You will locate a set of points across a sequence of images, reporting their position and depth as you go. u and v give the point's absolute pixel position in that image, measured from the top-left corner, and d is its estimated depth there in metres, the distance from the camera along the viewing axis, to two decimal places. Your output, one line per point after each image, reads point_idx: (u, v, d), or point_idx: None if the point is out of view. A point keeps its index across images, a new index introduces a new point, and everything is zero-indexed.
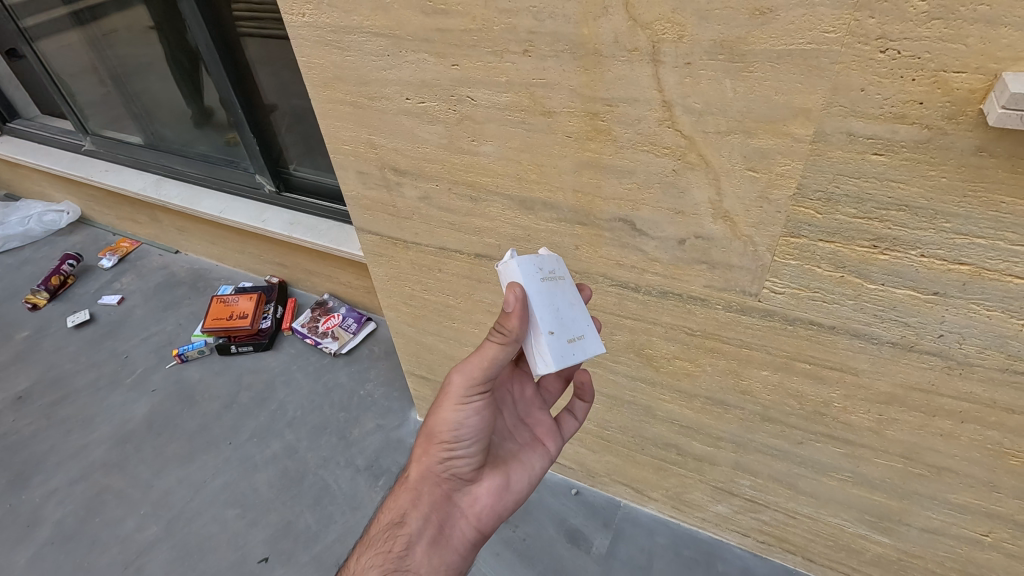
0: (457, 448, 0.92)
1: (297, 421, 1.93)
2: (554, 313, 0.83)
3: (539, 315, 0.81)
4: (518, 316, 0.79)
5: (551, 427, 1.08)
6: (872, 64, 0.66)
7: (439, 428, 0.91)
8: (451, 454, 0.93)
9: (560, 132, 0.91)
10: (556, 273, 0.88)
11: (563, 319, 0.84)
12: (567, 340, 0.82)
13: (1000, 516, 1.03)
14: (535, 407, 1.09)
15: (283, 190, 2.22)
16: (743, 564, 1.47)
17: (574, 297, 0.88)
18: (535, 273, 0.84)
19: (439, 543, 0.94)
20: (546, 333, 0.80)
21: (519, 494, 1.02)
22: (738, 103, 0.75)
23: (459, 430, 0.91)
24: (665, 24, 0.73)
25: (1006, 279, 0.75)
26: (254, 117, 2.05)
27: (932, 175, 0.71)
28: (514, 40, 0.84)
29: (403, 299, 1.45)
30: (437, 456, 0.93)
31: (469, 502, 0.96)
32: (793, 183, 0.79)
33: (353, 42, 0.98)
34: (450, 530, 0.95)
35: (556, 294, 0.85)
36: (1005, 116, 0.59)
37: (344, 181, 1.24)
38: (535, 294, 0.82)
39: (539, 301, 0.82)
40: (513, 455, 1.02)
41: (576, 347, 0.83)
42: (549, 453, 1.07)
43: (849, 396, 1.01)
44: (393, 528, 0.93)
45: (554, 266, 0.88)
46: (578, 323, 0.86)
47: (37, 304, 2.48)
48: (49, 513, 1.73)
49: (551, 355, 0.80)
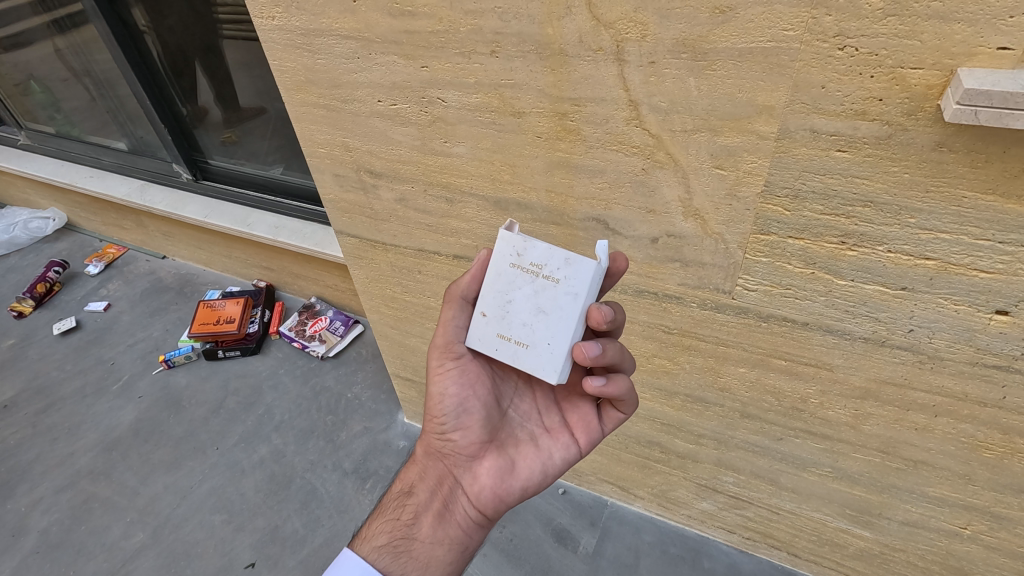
0: (447, 420, 0.91)
1: (284, 425, 1.93)
2: (501, 302, 0.82)
3: (484, 294, 0.84)
4: (464, 280, 0.85)
5: (583, 417, 0.93)
6: (831, 61, 0.66)
7: (429, 399, 0.92)
8: (445, 426, 0.91)
9: (530, 132, 0.91)
10: (544, 273, 0.79)
11: (508, 315, 0.82)
12: (497, 332, 0.83)
13: (977, 509, 1.03)
14: (571, 394, 0.95)
15: (200, 177, 2.37)
16: (729, 561, 1.47)
17: (546, 307, 0.79)
18: (507, 257, 0.81)
19: (442, 517, 0.91)
20: (479, 313, 0.85)
21: (531, 481, 0.92)
22: (703, 102, 0.75)
23: (444, 400, 0.90)
24: (628, 23, 0.73)
25: (972, 274, 0.76)
26: (164, 107, 2.18)
27: (895, 171, 0.71)
28: (480, 40, 0.84)
29: (384, 301, 1.45)
30: (433, 427, 0.93)
31: (471, 481, 0.92)
32: (760, 181, 0.79)
33: (323, 45, 0.97)
34: (454, 505, 0.92)
35: (520, 289, 0.81)
36: (960, 111, 0.59)
37: (322, 184, 1.24)
38: (491, 276, 0.83)
39: (490, 283, 0.83)
40: (527, 436, 0.93)
41: (503, 345, 0.83)
42: (577, 444, 0.93)
43: (824, 392, 1.01)
44: (404, 498, 0.95)
45: (543, 264, 0.79)
46: (526, 330, 0.81)
47: (23, 312, 2.47)
48: (34, 522, 1.72)
49: (473, 332, 0.86)
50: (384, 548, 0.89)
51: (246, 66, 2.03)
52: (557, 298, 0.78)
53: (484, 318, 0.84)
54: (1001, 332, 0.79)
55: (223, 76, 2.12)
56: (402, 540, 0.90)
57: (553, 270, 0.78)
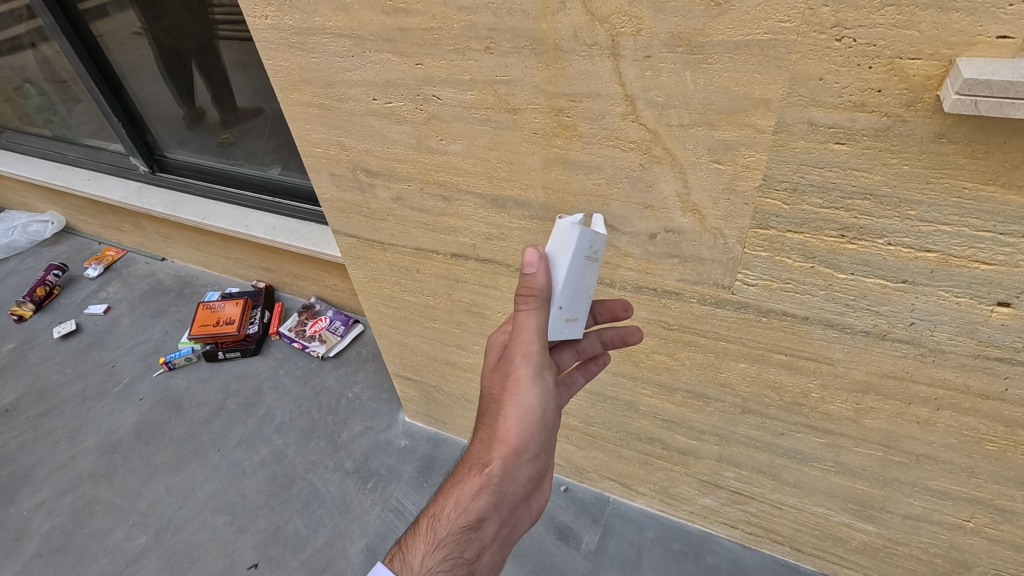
0: (543, 440, 0.87)
1: (285, 426, 1.93)
2: (573, 289, 0.82)
3: (561, 288, 0.79)
4: (542, 279, 0.78)
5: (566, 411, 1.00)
6: (828, 52, 0.65)
7: (530, 415, 0.84)
8: (541, 447, 0.87)
9: (526, 128, 0.90)
10: (598, 257, 0.84)
11: (575, 299, 0.83)
12: (565, 318, 0.83)
13: (980, 502, 1.03)
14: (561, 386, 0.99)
15: (157, 170, 2.46)
16: (732, 556, 1.47)
17: (595, 282, 0.86)
18: (583, 250, 0.79)
19: (505, 540, 0.88)
20: (556, 309, 0.80)
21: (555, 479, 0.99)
22: (699, 95, 0.75)
23: (547, 416, 0.86)
24: (623, 17, 0.72)
25: (973, 266, 0.75)
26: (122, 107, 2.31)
27: (894, 163, 0.70)
28: (475, 37, 0.83)
29: (383, 301, 1.45)
30: (529, 450, 0.85)
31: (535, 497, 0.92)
32: (758, 175, 0.79)
33: (316, 43, 0.97)
34: (516, 526, 0.90)
35: (585, 275, 0.83)
36: (959, 102, 0.59)
37: (318, 184, 1.24)
38: (570, 268, 0.79)
39: (570, 273, 0.79)
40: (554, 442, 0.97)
41: (568, 327, 0.84)
42: None
43: (825, 386, 1.00)
44: (471, 533, 0.82)
45: (598, 248, 0.83)
46: (584, 308, 0.86)
47: (23, 315, 2.47)
48: (37, 526, 1.72)
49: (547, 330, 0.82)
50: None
51: (243, 66, 2.02)
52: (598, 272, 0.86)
53: (561, 310, 0.81)
54: (1003, 324, 0.79)
55: (219, 78, 2.11)
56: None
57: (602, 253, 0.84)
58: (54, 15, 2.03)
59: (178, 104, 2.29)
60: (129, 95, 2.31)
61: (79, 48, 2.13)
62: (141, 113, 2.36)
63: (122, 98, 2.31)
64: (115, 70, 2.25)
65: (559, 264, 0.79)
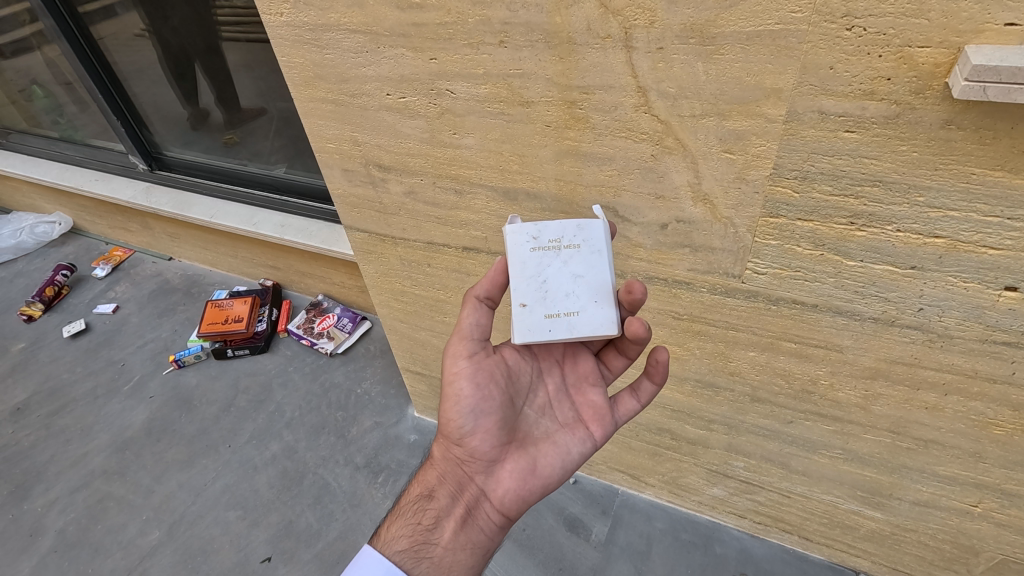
0: (463, 423, 0.89)
1: (295, 422, 1.94)
2: (537, 285, 0.86)
3: (516, 286, 0.86)
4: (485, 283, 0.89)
5: (599, 409, 0.94)
6: (839, 41, 0.67)
7: (446, 400, 0.91)
8: (463, 430, 0.90)
9: (539, 121, 0.92)
10: (564, 244, 0.87)
11: (550, 292, 0.86)
12: (540, 314, 0.85)
13: (987, 487, 1.04)
14: (586, 383, 0.96)
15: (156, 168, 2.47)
16: (740, 546, 1.48)
17: (581, 270, 0.87)
18: (527, 243, 0.87)
19: (467, 523, 0.91)
20: (518, 305, 0.85)
21: (552, 478, 0.92)
22: (711, 87, 0.76)
23: (460, 400, 0.89)
24: (636, 10, 0.74)
25: (981, 251, 0.76)
26: (123, 107, 2.33)
27: (903, 150, 0.72)
28: (489, 31, 0.85)
29: (394, 295, 1.46)
30: (451, 432, 0.91)
31: (493, 484, 0.91)
32: (768, 164, 0.80)
33: (331, 40, 0.99)
34: (477, 510, 0.91)
35: (549, 265, 0.87)
36: (967, 88, 0.60)
37: (330, 180, 1.25)
38: (518, 264, 0.86)
39: (518, 270, 0.86)
40: (544, 433, 0.93)
41: (554, 322, 0.85)
42: (593, 437, 0.93)
43: (834, 373, 1.02)
44: (424, 503, 0.93)
45: (560, 237, 0.87)
46: (571, 299, 0.86)
47: (32, 316, 2.48)
48: (51, 523, 1.73)
49: (518, 328, 0.85)
50: (408, 552, 0.88)
51: (249, 67, 2.03)
52: (587, 258, 0.87)
53: (524, 306, 0.85)
54: (1011, 308, 0.80)
55: (225, 78, 2.13)
56: (425, 545, 0.89)
57: (571, 239, 0.88)
58: (54, 17, 2.05)
59: (180, 104, 2.32)
60: (130, 95, 2.32)
61: (80, 49, 2.15)
62: (144, 112, 2.37)
63: (122, 99, 2.32)
64: (114, 71, 2.26)
65: (506, 264, 0.88)
